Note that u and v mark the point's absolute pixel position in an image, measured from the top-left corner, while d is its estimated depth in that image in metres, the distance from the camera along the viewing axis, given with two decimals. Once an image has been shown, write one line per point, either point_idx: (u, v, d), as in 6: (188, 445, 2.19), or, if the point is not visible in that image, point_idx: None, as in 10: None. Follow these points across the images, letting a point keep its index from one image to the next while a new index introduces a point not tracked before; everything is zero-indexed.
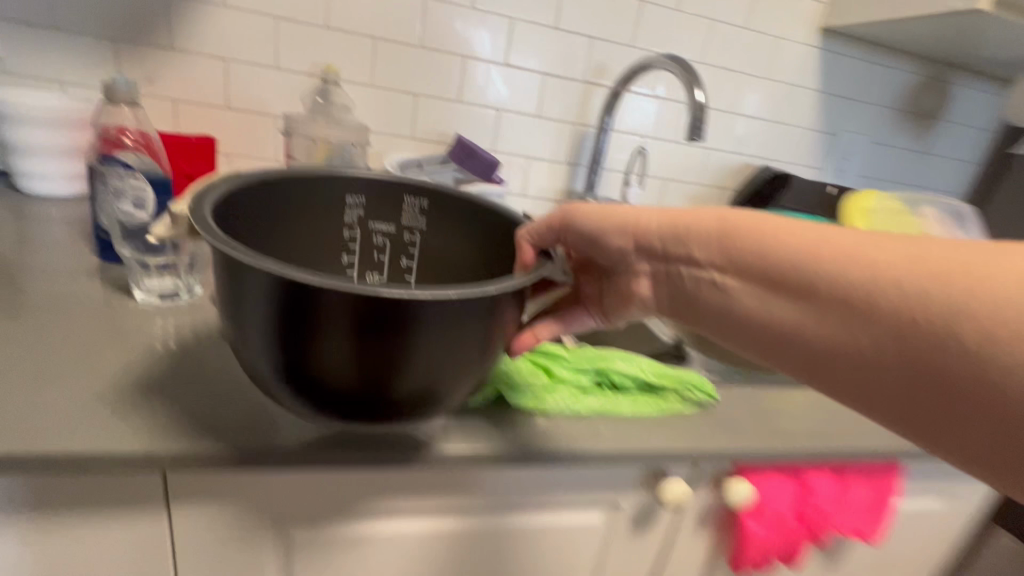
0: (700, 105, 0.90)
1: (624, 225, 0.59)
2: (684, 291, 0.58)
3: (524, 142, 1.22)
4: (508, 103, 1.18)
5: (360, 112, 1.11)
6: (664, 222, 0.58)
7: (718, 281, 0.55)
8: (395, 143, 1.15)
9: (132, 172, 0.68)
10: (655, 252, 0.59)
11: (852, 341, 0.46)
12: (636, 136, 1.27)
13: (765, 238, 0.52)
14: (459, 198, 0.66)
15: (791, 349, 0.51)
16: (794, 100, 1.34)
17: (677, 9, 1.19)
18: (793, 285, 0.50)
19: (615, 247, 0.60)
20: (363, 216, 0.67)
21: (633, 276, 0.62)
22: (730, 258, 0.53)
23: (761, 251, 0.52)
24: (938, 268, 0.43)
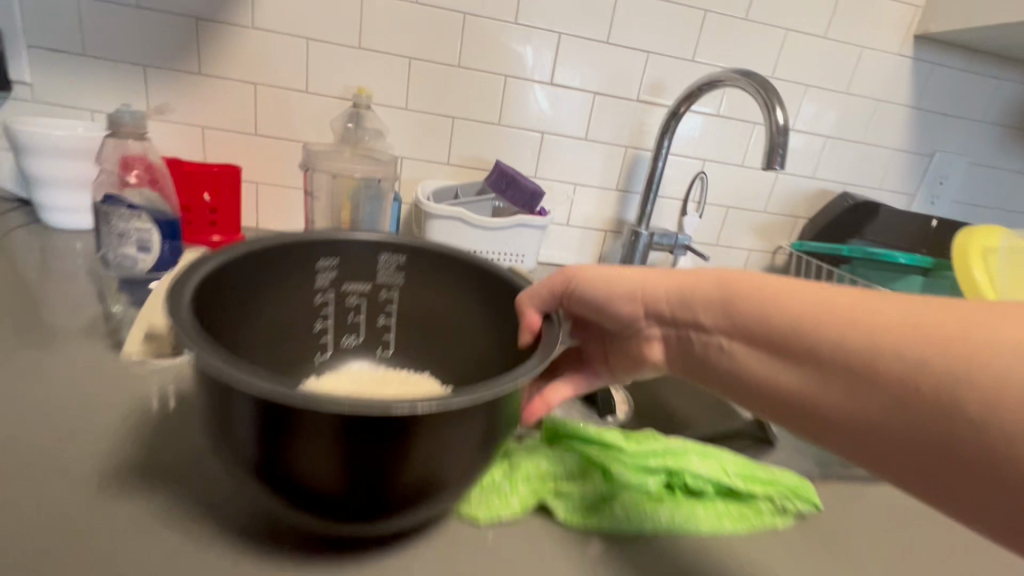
0: (780, 127, 0.78)
1: (632, 293, 0.52)
2: (693, 356, 0.49)
3: (571, 168, 1.11)
4: (553, 125, 1.08)
5: (393, 136, 1.04)
6: (674, 289, 0.50)
7: (722, 345, 0.46)
8: (431, 170, 1.07)
9: (136, 215, 0.60)
10: (665, 317, 0.51)
11: (858, 407, 0.37)
12: (695, 160, 1.14)
13: (768, 295, 0.43)
14: (443, 253, 0.59)
15: (796, 415, 0.42)
16: (879, 117, 1.17)
17: (746, 19, 1.06)
18: (797, 348, 0.41)
19: (624, 314, 0.54)
20: (336, 279, 0.60)
21: (642, 341, 0.54)
22: (734, 322, 0.45)
23: (764, 312, 0.43)
24: (935, 327, 0.35)
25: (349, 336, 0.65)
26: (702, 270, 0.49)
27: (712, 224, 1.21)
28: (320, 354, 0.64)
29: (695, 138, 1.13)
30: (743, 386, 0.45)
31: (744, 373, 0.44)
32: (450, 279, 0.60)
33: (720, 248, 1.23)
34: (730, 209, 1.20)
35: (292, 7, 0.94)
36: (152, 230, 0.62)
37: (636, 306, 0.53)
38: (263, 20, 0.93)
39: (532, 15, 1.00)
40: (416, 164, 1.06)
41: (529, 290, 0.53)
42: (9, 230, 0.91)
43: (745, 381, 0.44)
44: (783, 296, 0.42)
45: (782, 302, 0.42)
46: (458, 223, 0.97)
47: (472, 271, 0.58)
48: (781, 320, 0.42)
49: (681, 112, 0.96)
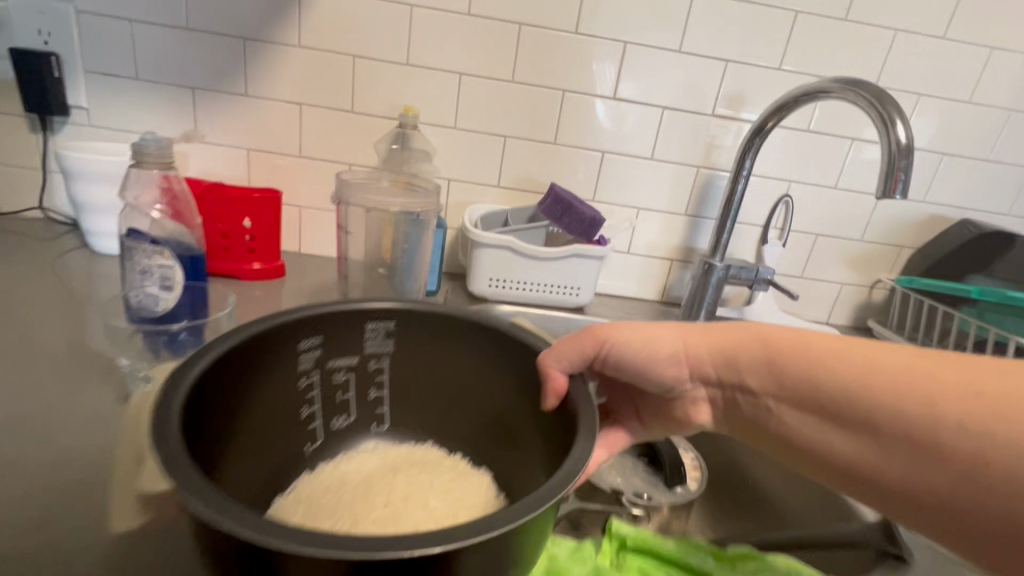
0: (903, 146, 0.63)
1: (671, 352, 0.53)
2: (742, 415, 0.53)
3: (634, 190, 1.00)
4: (615, 144, 0.97)
5: (440, 157, 0.97)
6: (713, 347, 0.52)
7: (774, 410, 0.50)
8: (479, 193, 0.99)
9: (159, 251, 0.56)
10: (710, 377, 0.53)
11: (909, 475, 0.44)
12: (779, 181, 1.00)
13: (816, 366, 0.47)
14: (442, 316, 0.50)
15: (847, 477, 0.48)
16: (1010, 130, 0.98)
17: (845, 19, 0.91)
18: (844, 414, 0.46)
19: (666, 375, 0.54)
20: (320, 357, 0.49)
21: (686, 401, 0.56)
22: (783, 387, 0.49)
23: (813, 382, 0.47)
24: (990, 398, 0.41)
25: (340, 420, 0.54)
26: (750, 332, 0.52)
27: (796, 254, 1.06)
28: (309, 447, 0.52)
29: (779, 156, 0.99)
30: (793, 443, 0.50)
31: (790, 432, 0.50)
32: (456, 347, 0.51)
33: (805, 281, 1.08)
34: (819, 236, 1.04)
35: (339, 24, 0.89)
36: (176, 265, 0.57)
37: (680, 367, 0.53)
38: (309, 38, 0.89)
39: (595, 23, 0.90)
40: (464, 187, 0.98)
41: (557, 350, 0.46)
42: (64, 254, 0.92)
43: (790, 438, 0.50)
44: (830, 367, 0.47)
45: (828, 373, 0.47)
46: (507, 252, 0.88)
47: (483, 338, 0.50)
48: (826, 390, 0.47)
49: (769, 128, 0.83)
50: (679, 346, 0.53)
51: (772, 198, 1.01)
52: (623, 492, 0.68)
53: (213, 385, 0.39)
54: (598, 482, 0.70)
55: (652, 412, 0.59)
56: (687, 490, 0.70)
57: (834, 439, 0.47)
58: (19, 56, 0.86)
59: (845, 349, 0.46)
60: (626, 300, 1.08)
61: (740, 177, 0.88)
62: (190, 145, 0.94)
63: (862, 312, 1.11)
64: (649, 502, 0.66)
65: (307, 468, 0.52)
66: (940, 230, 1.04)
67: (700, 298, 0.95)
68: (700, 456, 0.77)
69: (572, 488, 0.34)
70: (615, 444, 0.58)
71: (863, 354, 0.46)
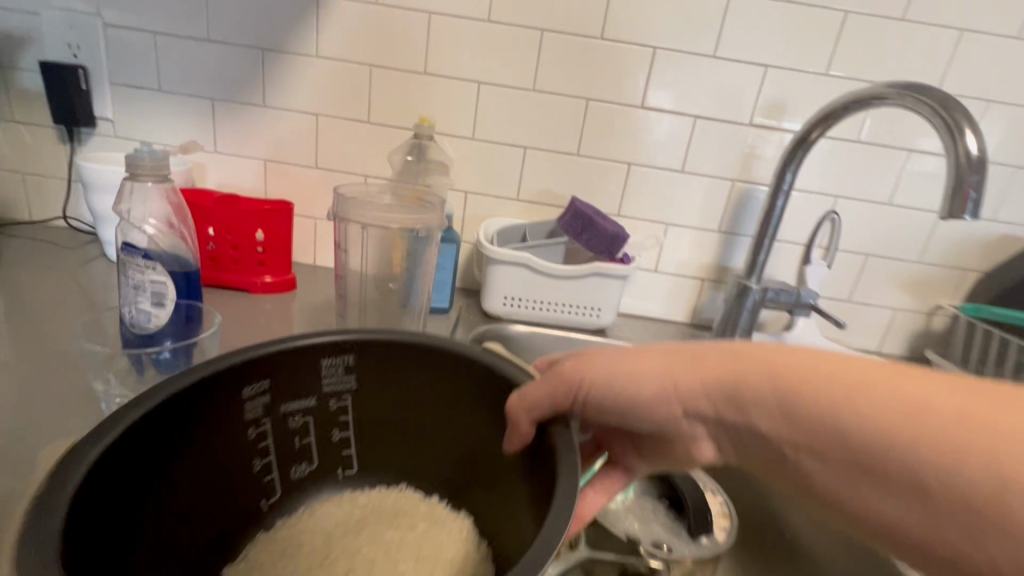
0: (974, 159, 0.56)
1: (660, 387, 0.43)
2: (752, 456, 0.44)
3: (662, 205, 0.94)
4: (642, 156, 0.91)
5: (457, 168, 0.93)
6: (710, 380, 0.42)
7: (795, 458, 0.41)
8: (498, 206, 0.95)
9: (151, 265, 0.53)
10: (708, 419, 0.43)
11: (975, 547, 0.34)
12: (825, 196, 0.92)
13: (843, 409, 0.38)
14: (408, 349, 0.45)
15: (888, 540, 0.38)
16: None
17: (903, 20, 0.83)
18: (888, 469, 0.36)
19: (658, 415, 0.44)
20: (269, 402, 0.44)
21: (686, 440, 0.46)
22: (805, 435, 0.39)
23: (841, 430, 0.38)
24: None
25: (301, 470, 0.49)
26: (754, 361, 0.41)
27: (844, 276, 0.97)
28: (266, 502, 0.47)
29: (824, 169, 0.90)
30: (819, 497, 0.41)
31: (815, 483, 0.40)
32: (425, 385, 0.46)
33: (854, 305, 0.98)
34: (870, 257, 0.95)
35: (356, 33, 0.87)
36: (169, 280, 0.55)
37: (672, 404, 0.43)
38: (327, 48, 0.88)
39: (622, 29, 0.85)
40: (481, 199, 0.94)
41: (524, 395, 0.40)
42: (85, 262, 0.93)
43: (814, 490, 0.41)
44: (864, 410, 0.37)
45: (858, 416, 0.37)
46: (523, 269, 0.83)
47: (453, 376, 0.45)
48: (859, 437, 0.37)
49: (813, 139, 0.75)
50: (669, 380, 0.43)
51: (817, 214, 0.93)
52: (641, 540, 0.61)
53: (144, 444, 0.34)
54: (612, 527, 0.62)
55: (648, 448, 0.51)
56: (713, 541, 0.62)
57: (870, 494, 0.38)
58: (49, 69, 0.88)
59: (886, 383, 0.37)
60: (653, 322, 1.00)
61: (781, 192, 0.80)
62: (209, 155, 0.94)
63: (920, 342, 1.00)
64: (669, 554, 0.59)
65: (264, 527, 0.47)
66: (1012, 251, 0.93)
67: (733, 323, 0.87)
68: (729, 500, 0.69)
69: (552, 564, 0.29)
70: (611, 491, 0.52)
71: (900, 389, 0.37)
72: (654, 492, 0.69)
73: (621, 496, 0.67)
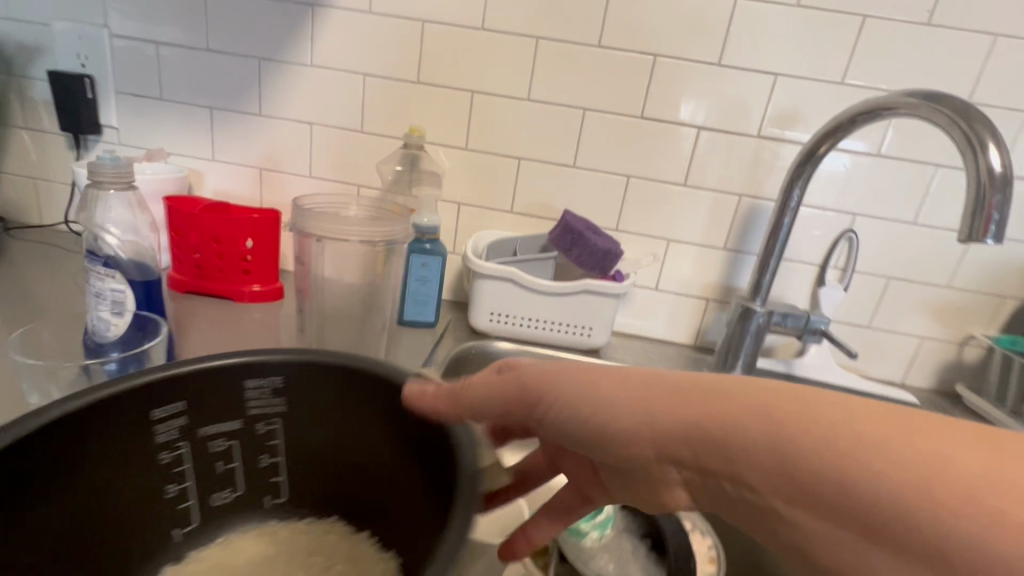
0: (998, 177, 0.49)
1: (633, 418, 0.37)
2: (735, 509, 0.36)
3: (663, 220, 0.89)
4: (642, 168, 0.87)
5: (450, 178, 0.91)
6: (689, 416, 0.35)
7: (786, 515, 0.33)
8: (491, 218, 0.92)
9: (109, 273, 0.52)
10: (685, 461, 0.36)
11: None
12: (841, 213, 0.85)
13: (844, 462, 0.30)
14: (334, 376, 0.44)
15: None
16: None
17: (928, 24, 0.76)
18: (900, 542, 0.29)
19: (627, 450, 0.38)
20: (186, 425, 0.43)
21: (659, 482, 0.40)
22: (799, 488, 0.32)
23: (841, 484, 0.30)
24: None
25: (223, 495, 0.47)
26: (734, 395, 0.35)
27: (862, 299, 0.89)
28: (180, 528, 0.46)
29: (840, 184, 0.84)
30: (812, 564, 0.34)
31: (809, 545, 0.33)
32: (349, 411, 0.45)
33: (874, 332, 0.91)
34: (892, 279, 0.87)
35: (350, 41, 0.86)
36: (129, 289, 0.54)
37: (643, 438, 0.37)
38: (321, 56, 0.87)
39: (620, 36, 0.81)
40: (474, 211, 0.92)
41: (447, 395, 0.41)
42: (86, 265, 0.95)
43: (811, 555, 0.33)
44: (870, 464, 0.30)
45: (869, 479, 0.30)
46: (510, 285, 0.80)
47: (377, 406, 0.43)
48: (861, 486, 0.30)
49: (822, 153, 0.69)
50: (642, 412, 0.37)
51: (832, 232, 0.86)
52: None
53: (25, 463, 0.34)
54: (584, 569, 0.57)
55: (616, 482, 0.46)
56: None
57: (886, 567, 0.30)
58: (58, 78, 0.90)
59: (896, 434, 0.30)
60: (652, 342, 0.95)
61: (788, 209, 0.75)
62: (207, 163, 0.95)
63: (949, 375, 0.91)
64: None
65: (175, 552, 0.45)
66: None
67: (736, 348, 0.82)
68: (718, 544, 0.63)
69: None
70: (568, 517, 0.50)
71: (921, 438, 0.30)
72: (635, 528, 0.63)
73: (599, 532, 0.61)
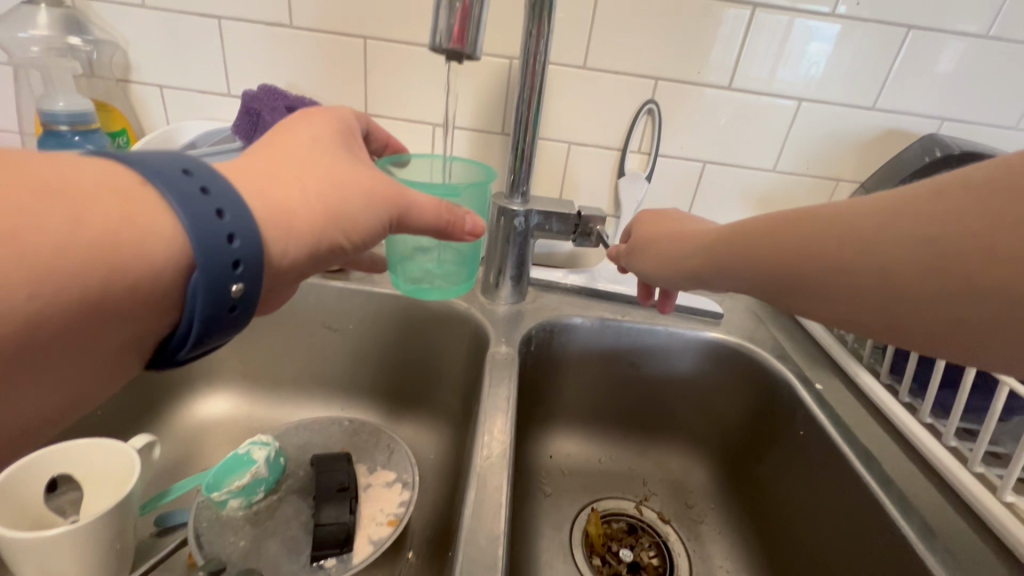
0: (455, 48, 0.42)
1: (745, 252, 0.37)
2: (687, 268, 0.43)
3: (420, 97, 0.69)
4: (378, 25, 0.65)
5: (138, 52, 0.68)
6: (688, 250, 0.43)
7: (701, 274, 0.42)
8: (206, 105, 0.71)
9: None
10: (701, 264, 0.41)
11: (888, 301, 0.29)
12: (640, 77, 0.67)
13: (712, 255, 0.40)
14: None
15: (883, 285, 0.29)
16: None
17: None
18: (790, 272, 0.34)
19: (707, 260, 0.40)
20: None
21: (693, 278, 0.43)
22: (687, 258, 0.43)
23: (713, 263, 0.40)
24: (926, 260, 0.27)
25: None
26: (696, 250, 0.43)
27: (675, 186, 0.74)
28: None
29: (632, 36, 0.65)
30: (776, 286, 0.35)
31: (725, 277, 0.39)
32: None
33: None
34: (709, 163, 0.72)
35: None
36: None
37: (667, 267, 0.46)
38: None
39: None
40: (181, 97, 0.70)
41: (692, 227, 0.45)
42: None
43: (773, 280, 0.35)
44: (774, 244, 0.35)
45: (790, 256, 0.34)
46: None
47: None
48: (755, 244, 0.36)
49: None
50: (739, 245, 0.37)
51: (632, 105, 0.69)
52: (226, 569, 0.44)
53: None
54: (198, 550, 0.46)
55: (728, 256, 0.38)
56: (341, 563, 0.45)
57: (904, 291, 0.29)
58: None
59: (784, 244, 0.34)
60: None
61: (532, 68, 0.56)
62: None
63: None
64: None
65: None
66: (891, 153, 0.70)
67: (497, 261, 0.66)
68: (411, 501, 0.52)
69: (43, 459, 0.46)
70: (664, 259, 0.46)
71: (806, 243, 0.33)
72: (308, 489, 0.53)
73: (241, 501, 0.49)
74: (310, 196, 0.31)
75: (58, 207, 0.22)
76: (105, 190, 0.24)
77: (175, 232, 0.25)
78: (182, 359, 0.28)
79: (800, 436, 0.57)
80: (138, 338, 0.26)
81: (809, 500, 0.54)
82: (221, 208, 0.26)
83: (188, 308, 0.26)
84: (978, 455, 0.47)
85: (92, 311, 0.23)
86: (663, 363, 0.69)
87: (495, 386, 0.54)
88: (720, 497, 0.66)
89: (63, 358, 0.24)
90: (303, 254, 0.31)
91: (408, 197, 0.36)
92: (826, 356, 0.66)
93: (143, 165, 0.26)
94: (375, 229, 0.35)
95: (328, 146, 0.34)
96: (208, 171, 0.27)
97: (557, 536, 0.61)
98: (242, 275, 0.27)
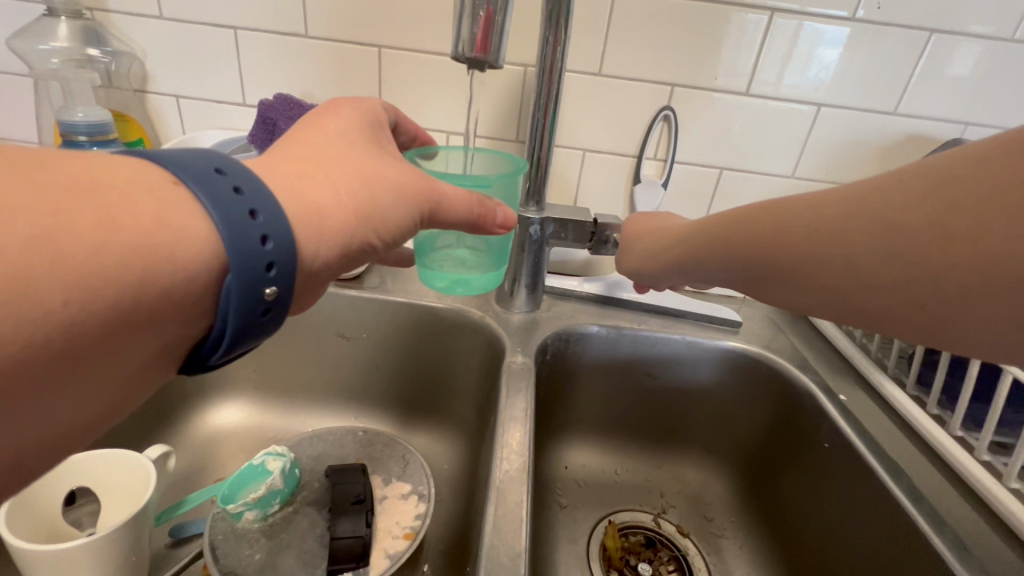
0: (478, 57, 0.42)
1: (736, 254, 0.35)
2: (682, 270, 0.42)
3: (435, 105, 0.69)
4: (393, 35, 0.65)
5: (156, 63, 0.69)
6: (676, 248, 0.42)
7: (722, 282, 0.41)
8: (222, 115, 0.71)
9: None
10: (700, 268, 0.40)
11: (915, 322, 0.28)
12: (657, 84, 0.67)
13: (706, 253, 0.38)
14: None
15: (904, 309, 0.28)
16: None
17: None
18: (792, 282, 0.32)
19: (705, 259, 0.39)
20: None
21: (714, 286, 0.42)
22: (681, 262, 0.42)
23: (707, 264, 0.38)
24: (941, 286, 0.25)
25: None
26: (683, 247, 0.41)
27: (690, 192, 0.73)
28: None
29: (647, 43, 0.64)
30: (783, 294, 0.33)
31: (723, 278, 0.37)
32: None
33: None
34: (726, 170, 0.71)
35: None
36: None
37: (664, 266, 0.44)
38: None
39: None
40: (197, 107, 0.71)
41: None
42: None
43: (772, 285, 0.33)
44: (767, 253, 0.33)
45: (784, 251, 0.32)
46: None
47: None
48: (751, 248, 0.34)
49: None
50: (732, 242, 0.35)
51: (647, 112, 0.68)
52: None
53: None
54: (213, 563, 0.45)
55: (719, 258, 0.37)
56: None
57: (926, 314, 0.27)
58: None
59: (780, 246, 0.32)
60: None
61: (549, 74, 0.55)
62: None
63: None
64: None
65: None
66: (910, 157, 0.69)
67: (514, 267, 0.66)
68: (427, 513, 0.51)
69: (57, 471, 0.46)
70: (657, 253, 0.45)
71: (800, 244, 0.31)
72: (322, 502, 0.52)
73: (256, 513, 0.49)
74: (340, 194, 0.31)
75: (92, 207, 0.22)
76: (138, 191, 0.23)
77: (209, 234, 0.25)
78: (213, 365, 0.28)
79: (825, 448, 0.56)
80: (169, 346, 0.26)
81: (835, 514, 0.53)
82: (254, 209, 0.26)
83: (221, 311, 0.26)
84: (1014, 470, 0.45)
85: (128, 321, 0.23)
86: (681, 372, 0.67)
87: (513, 396, 0.53)
88: (740, 509, 0.64)
89: (94, 372, 0.23)
90: (335, 253, 0.31)
91: (436, 190, 0.36)
92: (849, 365, 0.65)
93: (176, 165, 0.26)
94: (406, 222, 0.34)
95: (355, 140, 0.34)
96: (239, 170, 0.27)
97: (573, 550, 0.59)
98: (275, 277, 0.27)
